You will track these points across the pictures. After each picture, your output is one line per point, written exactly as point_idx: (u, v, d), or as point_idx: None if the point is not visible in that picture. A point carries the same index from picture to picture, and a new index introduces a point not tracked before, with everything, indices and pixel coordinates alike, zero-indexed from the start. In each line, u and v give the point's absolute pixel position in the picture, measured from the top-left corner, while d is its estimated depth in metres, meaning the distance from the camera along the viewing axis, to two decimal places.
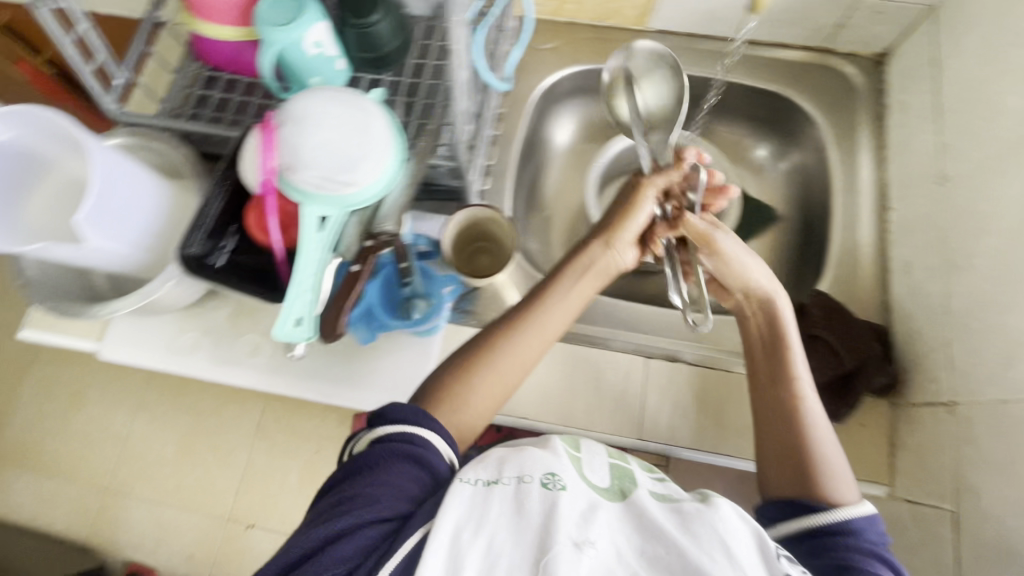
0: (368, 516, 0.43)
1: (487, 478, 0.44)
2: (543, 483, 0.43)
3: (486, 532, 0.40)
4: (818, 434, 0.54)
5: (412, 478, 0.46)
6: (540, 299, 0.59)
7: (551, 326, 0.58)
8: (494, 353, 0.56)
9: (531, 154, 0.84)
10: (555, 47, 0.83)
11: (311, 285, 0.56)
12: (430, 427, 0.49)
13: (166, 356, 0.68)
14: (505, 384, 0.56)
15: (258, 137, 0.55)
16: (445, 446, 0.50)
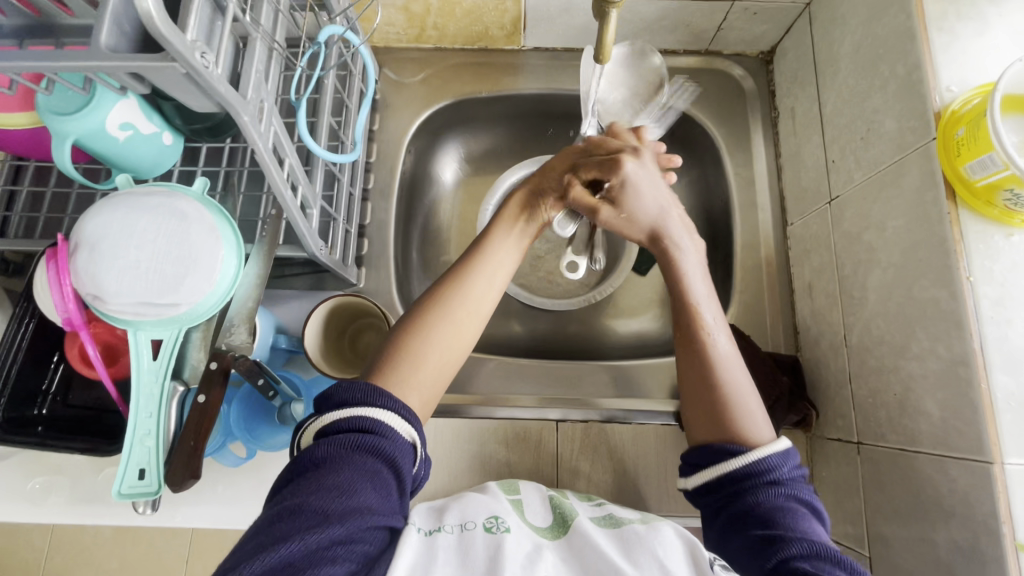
0: (328, 538, 0.34)
1: (430, 527, 0.45)
2: (486, 528, 0.45)
3: (436, 574, 0.39)
4: (727, 371, 0.48)
5: (374, 484, 0.38)
6: (464, 267, 0.50)
7: (478, 293, 0.49)
8: (417, 332, 0.46)
9: (415, 199, 0.76)
10: (425, 78, 0.75)
11: (150, 430, 0.48)
12: (384, 406, 0.40)
13: (12, 512, 0.58)
14: (441, 365, 0.46)
15: (49, 267, 0.46)
16: (409, 424, 0.41)
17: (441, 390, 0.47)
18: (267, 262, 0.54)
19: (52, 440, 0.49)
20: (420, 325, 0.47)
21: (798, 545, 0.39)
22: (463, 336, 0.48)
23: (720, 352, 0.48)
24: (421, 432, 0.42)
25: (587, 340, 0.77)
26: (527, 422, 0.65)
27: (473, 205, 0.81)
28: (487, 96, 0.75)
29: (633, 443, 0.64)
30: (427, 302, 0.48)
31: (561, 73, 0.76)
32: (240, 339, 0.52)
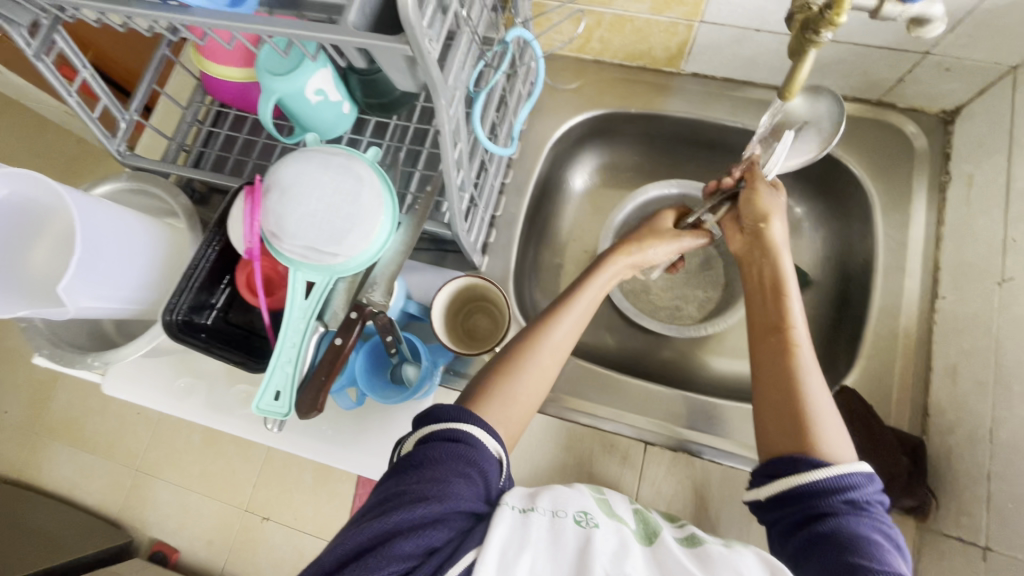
0: (423, 516, 0.41)
1: (522, 505, 0.44)
2: (577, 520, 0.44)
3: (528, 551, 0.40)
4: (809, 379, 0.51)
5: (464, 478, 0.43)
6: (550, 319, 0.57)
7: (562, 340, 0.56)
8: (504, 377, 0.53)
9: (544, 199, 0.79)
10: (578, 87, 0.78)
11: (293, 356, 0.54)
12: (474, 424, 0.47)
13: (161, 399, 0.68)
14: (526, 404, 0.53)
15: (244, 202, 0.54)
16: (495, 440, 0.47)
17: (525, 425, 0.53)
18: (412, 233, 0.59)
19: (214, 348, 0.56)
20: (506, 369, 0.54)
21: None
22: (548, 373, 0.55)
23: (809, 362, 0.51)
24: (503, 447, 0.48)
25: (685, 371, 0.76)
26: (614, 437, 0.65)
27: (595, 215, 0.82)
28: (636, 113, 0.76)
29: (720, 488, 0.61)
30: (518, 351, 0.55)
31: (716, 100, 0.75)
32: (378, 296, 0.57)
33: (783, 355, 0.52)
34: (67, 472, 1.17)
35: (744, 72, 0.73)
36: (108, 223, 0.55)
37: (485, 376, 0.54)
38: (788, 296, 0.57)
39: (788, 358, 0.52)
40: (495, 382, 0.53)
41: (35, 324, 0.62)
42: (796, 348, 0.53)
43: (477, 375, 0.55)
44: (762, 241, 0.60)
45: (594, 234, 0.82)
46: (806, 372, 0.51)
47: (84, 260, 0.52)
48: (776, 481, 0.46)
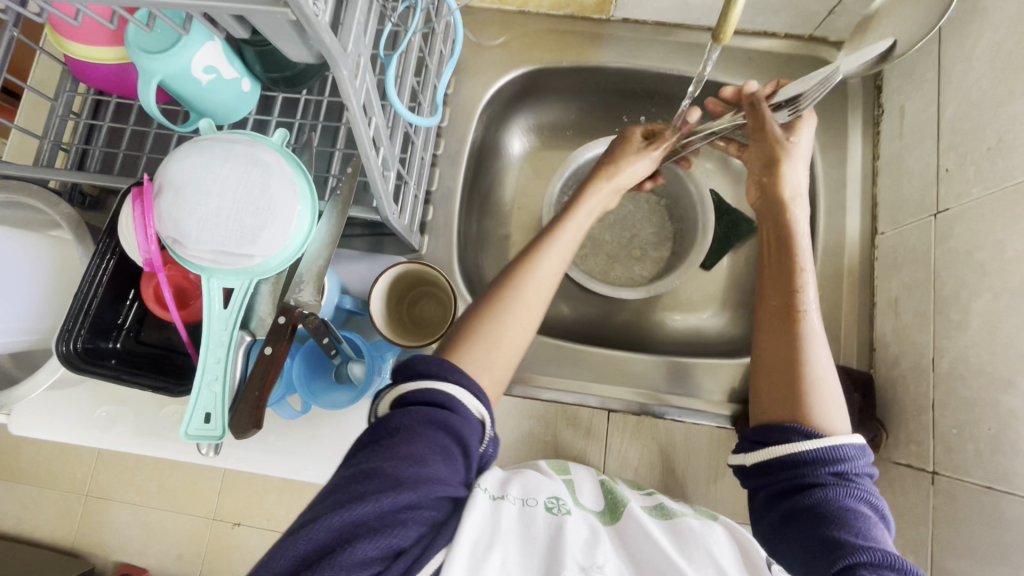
0: (400, 503, 0.36)
1: (495, 491, 0.44)
2: (548, 507, 0.46)
3: (501, 544, 0.40)
4: (812, 350, 0.50)
5: (444, 453, 0.39)
6: (528, 257, 0.54)
7: (544, 279, 0.53)
8: (491, 316, 0.49)
9: (482, 168, 0.74)
10: (506, 42, 0.72)
11: (219, 373, 0.49)
12: (453, 381, 0.43)
13: (81, 431, 0.61)
14: (511, 346, 0.49)
15: (135, 208, 0.47)
16: (478, 401, 0.44)
17: (511, 367, 0.50)
18: (338, 222, 0.54)
19: (127, 374, 0.50)
20: (486, 316, 0.49)
21: (865, 553, 0.38)
22: (529, 318, 0.51)
23: (815, 331, 0.50)
24: (489, 408, 0.44)
25: (642, 330, 0.75)
26: (578, 408, 0.64)
27: (537, 179, 0.78)
28: (568, 67, 0.72)
29: (684, 444, 0.62)
30: (498, 293, 0.51)
31: (650, 47, 0.72)
32: (307, 295, 0.52)
33: (788, 321, 0.51)
34: (6, 510, 1.08)
35: (676, 14, 0.69)
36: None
37: (468, 318, 0.50)
38: (799, 261, 0.54)
39: (793, 325, 0.51)
40: (477, 326, 0.49)
41: None
42: (803, 315, 0.52)
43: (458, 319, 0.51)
44: (773, 199, 0.58)
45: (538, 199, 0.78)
46: (810, 341, 0.50)
47: None
48: (762, 448, 0.46)
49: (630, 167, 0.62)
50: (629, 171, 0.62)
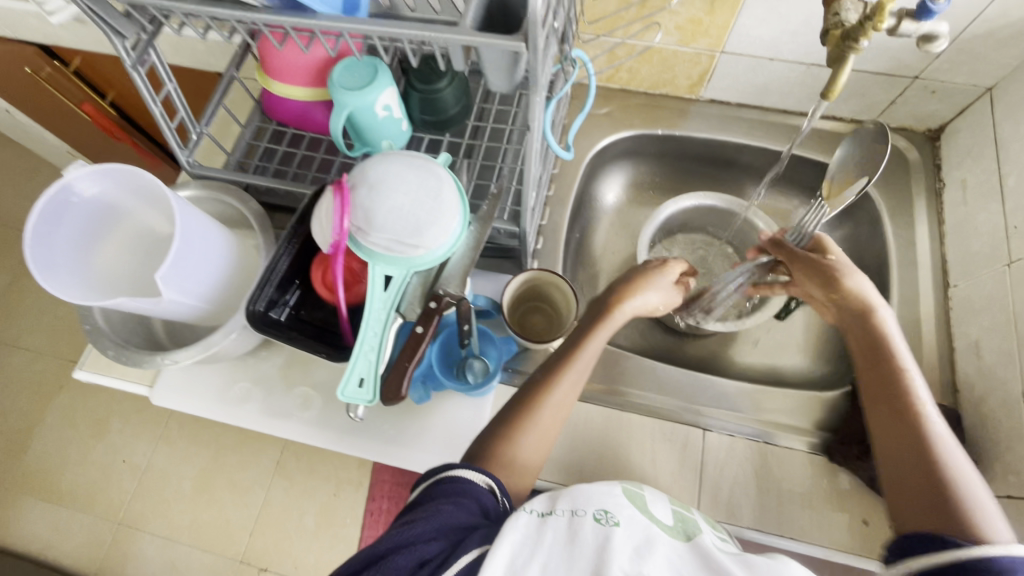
0: (415, 535, 0.44)
1: (542, 510, 0.48)
2: (596, 517, 0.47)
3: (536, 561, 0.42)
4: (941, 448, 0.49)
5: (455, 504, 0.46)
6: (556, 374, 0.58)
7: (560, 394, 0.57)
8: (510, 436, 0.55)
9: (581, 213, 0.85)
10: (609, 111, 0.85)
11: (376, 344, 0.56)
12: (460, 465, 0.50)
13: (217, 406, 0.68)
14: (525, 467, 0.55)
15: (333, 199, 0.56)
16: (485, 475, 0.50)
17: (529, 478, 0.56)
18: (482, 231, 0.63)
19: (295, 339, 0.57)
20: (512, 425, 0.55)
21: None
22: (558, 419, 0.57)
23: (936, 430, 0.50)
24: (497, 482, 0.51)
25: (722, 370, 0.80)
26: (674, 424, 0.67)
27: (622, 229, 0.89)
28: (662, 133, 0.85)
29: (778, 470, 0.64)
30: (528, 407, 0.57)
31: (731, 123, 0.84)
32: (454, 287, 0.60)
33: (906, 421, 0.51)
34: None
35: (756, 98, 0.82)
36: (204, 224, 0.57)
37: (490, 435, 0.56)
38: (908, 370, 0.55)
39: (908, 419, 0.51)
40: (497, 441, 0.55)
41: (97, 324, 0.62)
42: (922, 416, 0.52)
43: (482, 430, 0.57)
44: (863, 312, 0.59)
45: (623, 246, 0.88)
46: (935, 437, 0.50)
47: (177, 258, 0.53)
48: (913, 558, 0.43)
49: (641, 295, 0.65)
50: (655, 305, 0.66)
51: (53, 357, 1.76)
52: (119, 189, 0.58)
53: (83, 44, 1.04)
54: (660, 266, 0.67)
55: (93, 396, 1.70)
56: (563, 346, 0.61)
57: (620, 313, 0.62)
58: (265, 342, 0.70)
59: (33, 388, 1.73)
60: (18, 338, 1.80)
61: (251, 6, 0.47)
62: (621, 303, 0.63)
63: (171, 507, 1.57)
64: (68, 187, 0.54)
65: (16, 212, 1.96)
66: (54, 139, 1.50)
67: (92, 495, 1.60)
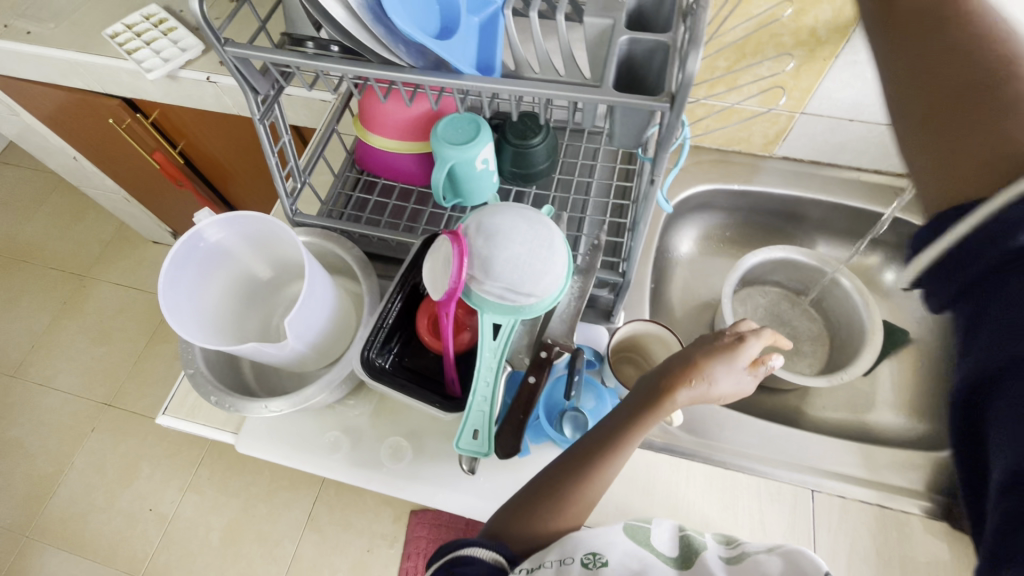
0: None
1: (530, 566, 0.49)
2: (583, 564, 0.47)
3: None
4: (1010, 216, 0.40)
5: None
6: (592, 459, 0.52)
7: (614, 467, 0.52)
8: (528, 520, 0.51)
9: (660, 264, 0.86)
10: (685, 167, 0.88)
11: (489, 394, 0.55)
12: (463, 541, 0.51)
13: (304, 455, 0.66)
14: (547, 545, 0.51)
15: (450, 248, 0.57)
16: (489, 548, 0.50)
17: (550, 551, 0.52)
18: (584, 284, 0.63)
19: (408, 389, 0.58)
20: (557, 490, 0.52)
21: None
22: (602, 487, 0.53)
23: None
24: (506, 551, 0.50)
25: (810, 423, 0.77)
26: (781, 483, 0.64)
27: (696, 281, 0.90)
28: (737, 188, 0.86)
29: (896, 536, 0.62)
30: (572, 480, 0.52)
31: (806, 178, 0.86)
32: (561, 337, 0.60)
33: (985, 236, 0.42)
34: None
35: (830, 156, 0.84)
36: (321, 272, 0.59)
37: (510, 511, 0.53)
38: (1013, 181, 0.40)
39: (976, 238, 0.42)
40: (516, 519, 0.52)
41: (198, 367, 0.61)
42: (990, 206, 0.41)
43: (510, 503, 0.53)
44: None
45: (698, 297, 0.89)
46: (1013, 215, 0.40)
47: (304, 306, 0.55)
48: None
49: (706, 383, 0.51)
50: (718, 393, 0.53)
51: (85, 398, 1.74)
52: (239, 237, 0.60)
53: (169, 99, 1.10)
54: (733, 350, 0.52)
55: (123, 440, 1.67)
56: (614, 417, 0.53)
57: (676, 401, 0.51)
58: (354, 388, 0.69)
59: (64, 430, 1.70)
60: (52, 378, 1.78)
61: (400, 66, 0.49)
62: (679, 391, 0.51)
63: (197, 561, 1.49)
64: (198, 234, 0.55)
65: (61, 253, 2.00)
66: (114, 185, 1.56)
67: (115, 546, 1.54)
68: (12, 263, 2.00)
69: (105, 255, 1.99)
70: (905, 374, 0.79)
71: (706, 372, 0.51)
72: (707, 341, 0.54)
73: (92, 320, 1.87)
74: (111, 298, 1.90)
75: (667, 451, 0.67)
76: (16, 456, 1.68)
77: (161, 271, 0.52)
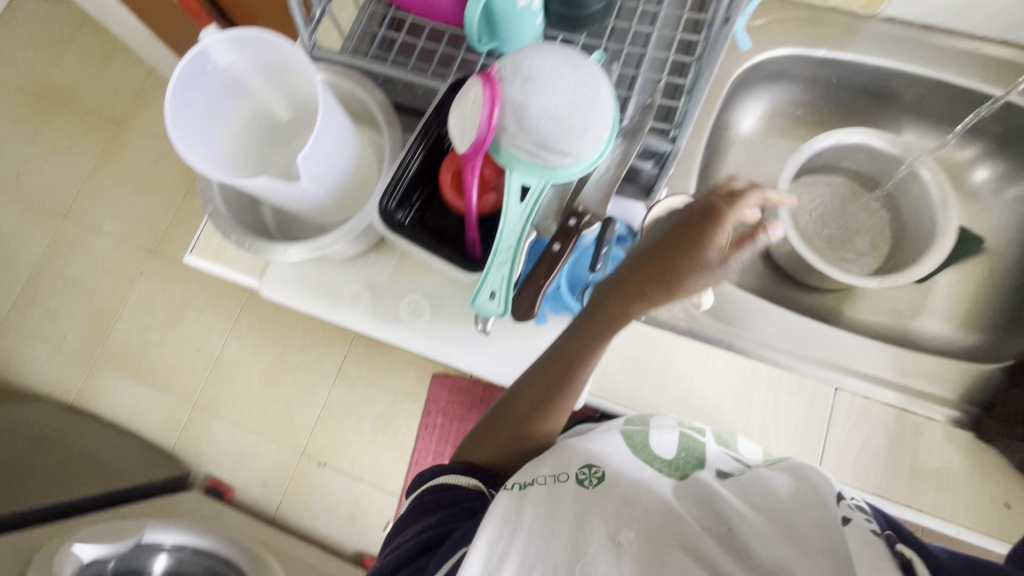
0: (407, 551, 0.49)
1: (522, 481, 0.49)
2: (578, 479, 0.50)
3: (519, 543, 0.43)
4: None
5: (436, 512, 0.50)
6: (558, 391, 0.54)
7: (579, 380, 0.54)
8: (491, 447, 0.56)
9: (715, 141, 0.77)
10: (766, 23, 0.74)
11: (510, 258, 0.53)
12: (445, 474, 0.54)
13: (326, 303, 0.66)
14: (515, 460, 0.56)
15: (481, 91, 0.51)
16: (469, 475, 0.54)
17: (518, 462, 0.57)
18: (628, 148, 0.56)
19: (426, 245, 0.55)
20: (522, 404, 0.55)
21: None
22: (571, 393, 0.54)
23: None
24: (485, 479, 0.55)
25: (852, 325, 0.74)
26: (804, 379, 0.62)
27: (753, 165, 0.81)
28: (824, 54, 0.73)
29: (914, 438, 0.60)
30: (533, 400, 0.55)
31: (911, 48, 0.72)
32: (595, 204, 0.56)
33: None
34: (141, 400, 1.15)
35: (951, 17, 0.69)
36: (338, 112, 0.55)
37: (477, 437, 0.57)
38: None
39: None
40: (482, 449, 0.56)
41: (218, 205, 0.60)
42: None
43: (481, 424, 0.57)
44: None
45: (754, 183, 0.80)
46: None
47: (315, 143, 0.51)
48: None
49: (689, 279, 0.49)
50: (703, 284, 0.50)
51: (132, 244, 1.83)
52: (251, 65, 0.55)
53: None
54: (708, 226, 0.48)
55: (170, 286, 1.78)
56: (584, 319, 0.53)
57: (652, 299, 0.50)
58: (376, 244, 0.68)
59: (116, 271, 1.82)
60: (101, 222, 1.86)
61: None
62: (653, 291, 0.50)
63: (240, 397, 1.66)
64: (204, 53, 0.51)
65: (96, 96, 1.97)
66: (138, 20, 1.46)
67: (170, 376, 1.71)
68: (51, 104, 1.99)
69: (139, 101, 1.95)
70: (967, 284, 0.73)
71: (685, 273, 0.48)
72: (687, 230, 0.49)
73: (132, 169, 1.89)
74: (147, 147, 1.90)
75: (688, 334, 0.65)
76: (76, 291, 1.82)
77: (166, 97, 0.48)
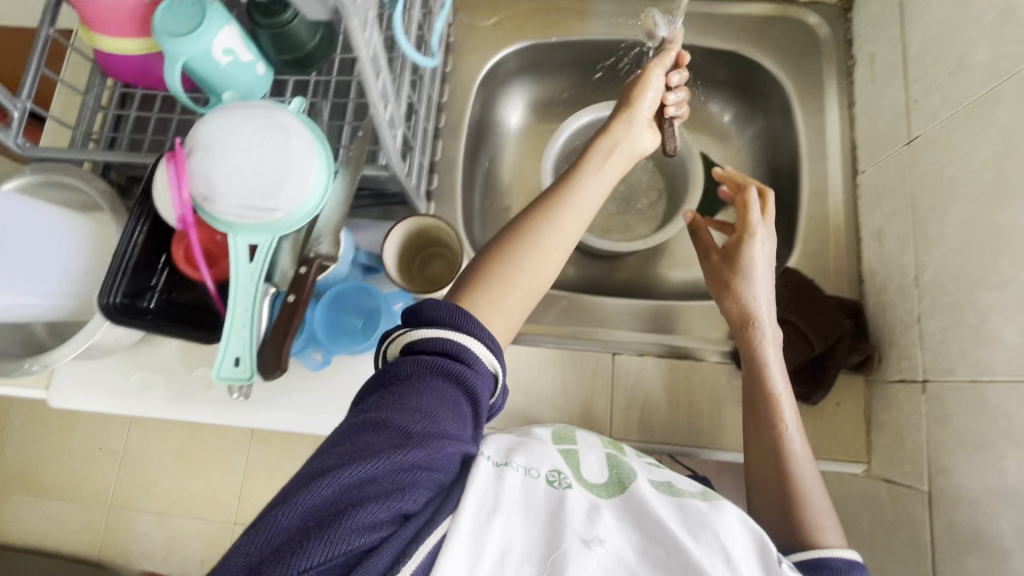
0: (347, 480, 0.36)
1: (498, 459, 0.46)
2: (551, 478, 0.46)
3: (501, 516, 0.41)
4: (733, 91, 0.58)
5: (453, 411, 0.40)
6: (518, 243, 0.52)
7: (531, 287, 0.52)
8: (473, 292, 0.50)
9: (481, 143, 0.79)
10: (496, 22, 0.77)
11: (247, 322, 0.53)
12: (423, 388, 0.41)
13: (117, 401, 0.65)
14: (525, 294, 0.51)
15: (168, 169, 0.51)
16: (490, 354, 0.44)
17: (521, 316, 0.51)
18: (351, 182, 0.57)
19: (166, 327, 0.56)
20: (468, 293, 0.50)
21: None
22: (541, 278, 0.52)
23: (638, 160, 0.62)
24: (499, 375, 0.45)
25: (646, 284, 0.79)
26: (586, 353, 0.66)
27: (533, 154, 0.83)
28: (556, 41, 0.76)
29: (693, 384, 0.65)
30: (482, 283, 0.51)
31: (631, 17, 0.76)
32: (326, 248, 0.57)
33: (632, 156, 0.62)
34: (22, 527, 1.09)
35: None
36: (32, 213, 0.53)
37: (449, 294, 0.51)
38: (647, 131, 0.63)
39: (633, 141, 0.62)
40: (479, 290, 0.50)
41: None
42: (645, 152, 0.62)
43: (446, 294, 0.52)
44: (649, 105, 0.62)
45: (537, 171, 0.83)
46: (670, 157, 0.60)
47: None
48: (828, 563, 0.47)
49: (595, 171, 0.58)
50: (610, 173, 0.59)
51: None
52: None
53: None
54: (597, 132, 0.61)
55: None
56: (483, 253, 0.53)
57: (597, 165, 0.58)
58: None
59: None
60: None
61: None
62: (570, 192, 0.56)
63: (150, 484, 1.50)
64: None
65: None
66: None
67: None
68: None
69: None
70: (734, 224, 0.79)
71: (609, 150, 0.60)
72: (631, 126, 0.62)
73: None
74: None
75: None
76: None
77: None
